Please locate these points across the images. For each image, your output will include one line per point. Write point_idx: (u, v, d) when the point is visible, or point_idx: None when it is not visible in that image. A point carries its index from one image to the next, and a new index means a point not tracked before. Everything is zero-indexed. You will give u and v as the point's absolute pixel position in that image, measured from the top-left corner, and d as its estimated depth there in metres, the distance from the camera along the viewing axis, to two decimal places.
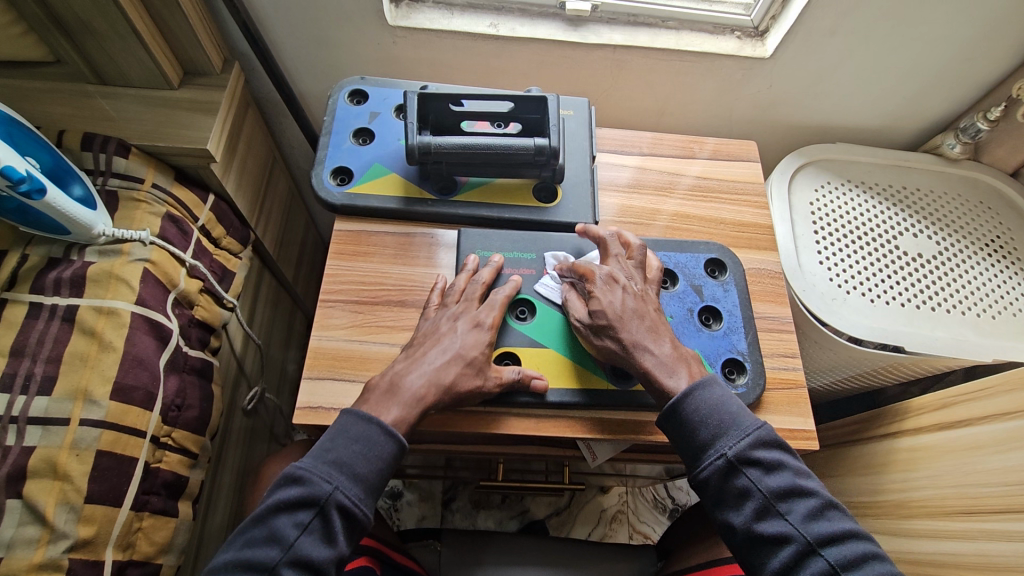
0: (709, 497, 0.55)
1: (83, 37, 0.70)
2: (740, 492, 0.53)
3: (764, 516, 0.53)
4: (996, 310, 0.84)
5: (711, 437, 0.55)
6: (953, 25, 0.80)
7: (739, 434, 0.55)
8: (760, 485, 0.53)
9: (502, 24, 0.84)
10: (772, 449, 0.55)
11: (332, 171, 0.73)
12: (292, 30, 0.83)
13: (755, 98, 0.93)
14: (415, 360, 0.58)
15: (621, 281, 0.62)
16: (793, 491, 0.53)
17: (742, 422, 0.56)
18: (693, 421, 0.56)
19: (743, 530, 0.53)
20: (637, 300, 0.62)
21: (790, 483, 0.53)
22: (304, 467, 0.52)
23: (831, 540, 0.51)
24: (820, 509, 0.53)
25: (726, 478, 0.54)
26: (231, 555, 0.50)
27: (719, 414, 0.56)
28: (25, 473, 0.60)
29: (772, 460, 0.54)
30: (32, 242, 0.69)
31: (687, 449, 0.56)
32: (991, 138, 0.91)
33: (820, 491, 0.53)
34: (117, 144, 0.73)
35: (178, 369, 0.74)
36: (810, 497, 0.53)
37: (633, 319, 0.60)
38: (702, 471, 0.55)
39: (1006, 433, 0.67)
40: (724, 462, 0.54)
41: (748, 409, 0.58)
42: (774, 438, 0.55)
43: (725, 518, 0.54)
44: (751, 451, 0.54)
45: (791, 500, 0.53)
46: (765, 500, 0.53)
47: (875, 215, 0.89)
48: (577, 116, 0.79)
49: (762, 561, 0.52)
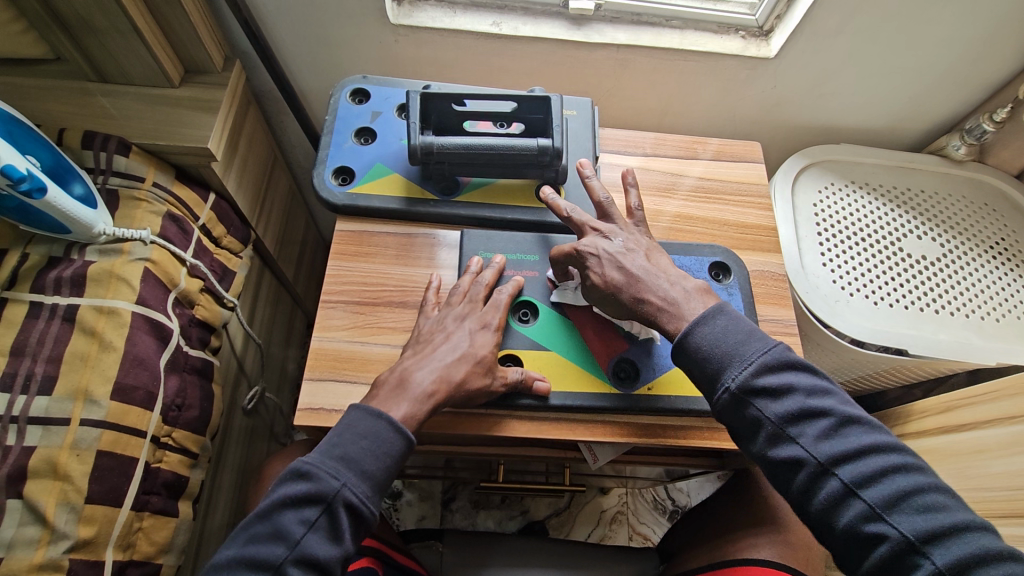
0: (726, 428, 0.56)
1: (83, 35, 0.69)
2: (751, 422, 0.54)
3: (777, 442, 0.53)
4: (999, 313, 0.83)
5: (716, 370, 0.55)
6: (959, 26, 0.79)
7: (742, 364, 0.55)
8: (769, 413, 0.53)
9: (505, 23, 0.83)
10: (781, 373, 0.54)
11: (334, 170, 0.73)
12: (294, 27, 0.83)
13: (759, 98, 0.92)
14: (424, 356, 0.58)
15: (601, 245, 0.63)
16: (804, 413, 0.52)
17: (745, 351, 0.55)
18: (697, 356, 0.56)
19: (759, 458, 0.53)
20: (623, 253, 0.62)
21: (799, 406, 0.52)
22: (312, 462, 0.52)
23: (845, 458, 0.50)
24: (834, 428, 0.52)
25: (735, 410, 0.54)
26: (233, 552, 0.50)
27: (721, 346, 0.56)
28: (25, 473, 0.60)
29: (779, 386, 0.53)
30: (32, 241, 0.69)
31: (698, 384, 0.57)
32: (997, 139, 0.90)
33: (835, 409, 0.52)
34: (118, 143, 0.72)
35: (179, 369, 0.74)
36: (823, 417, 0.52)
37: (624, 274, 0.61)
38: (713, 405, 0.55)
39: (1010, 437, 0.66)
40: (731, 395, 0.54)
41: (757, 333, 0.57)
42: (781, 361, 0.54)
43: (743, 448, 0.55)
44: (756, 379, 0.54)
45: (802, 424, 0.52)
46: (776, 427, 0.53)
47: (880, 217, 0.88)
48: (579, 116, 0.79)
49: (783, 487, 0.53)
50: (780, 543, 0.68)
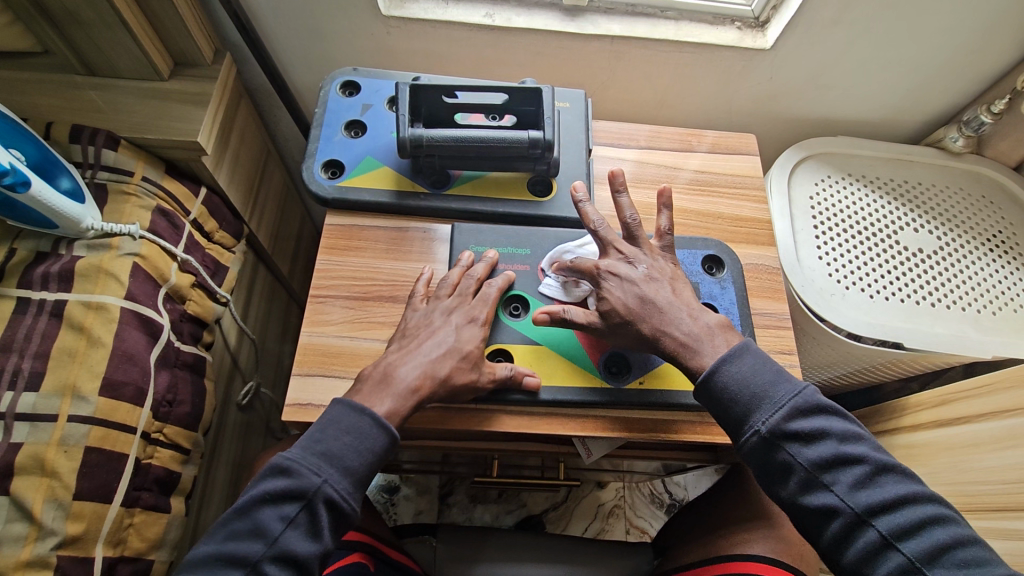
0: (754, 471, 0.55)
1: (70, 27, 0.68)
2: (783, 467, 0.53)
3: (811, 489, 0.53)
4: (996, 306, 0.83)
5: (746, 412, 0.55)
6: (956, 16, 0.79)
7: (773, 407, 0.54)
8: (802, 459, 0.53)
9: (499, 14, 0.83)
10: (812, 418, 0.54)
11: (323, 165, 0.72)
12: (284, 20, 0.82)
13: (755, 90, 0.92)
14: (409, 351, 0.58)
15: (621, 271, 0.61)
16: (837, 460, 0.52)
17: (777, 393, 0.55)
18: (726, 398, 0.56)
19: (791, 504, 0.53)
20: (645, 281, 0.60)
21: (832, 453, 0.53)
22: (293, 458, 0.51)
23: (882, 509, 0.51)
24: (869, 476, 0.52)
25: (766, 453, 0.54)
26: (211, 547, 0.50)
27: (751, 388, 0.55)
28: (12, 469, 0.59)
29: (812, 431, 0.53)
30: (20, 235, 0.68)
31: (724, 424, 0.57)
32: (995, 131, 0.89)
33: (869, 457, 0.52)
34: (106, 136, 0.72)
35: (170, 364, 0.73)
36: (857, 464, 0.52)
37: (644, 305, 0.59)
38: (741, 448, 0.55)
39: (1005, 431, 0.66)
40: (762, 439, 0.54)
41: (784, 373, 0.57)
42: (813, 405, 0.54)
43: (773, 493, 0.54)
44: (787, 423, 0.54)
45: (836, 470, 0.52)
46: (809, 473, 0.53)
47: (875, 210, 0.87)
48: (572, 108, 0.78)
49: (815, 533, 0.53)
50: (774, 538, 0.68)
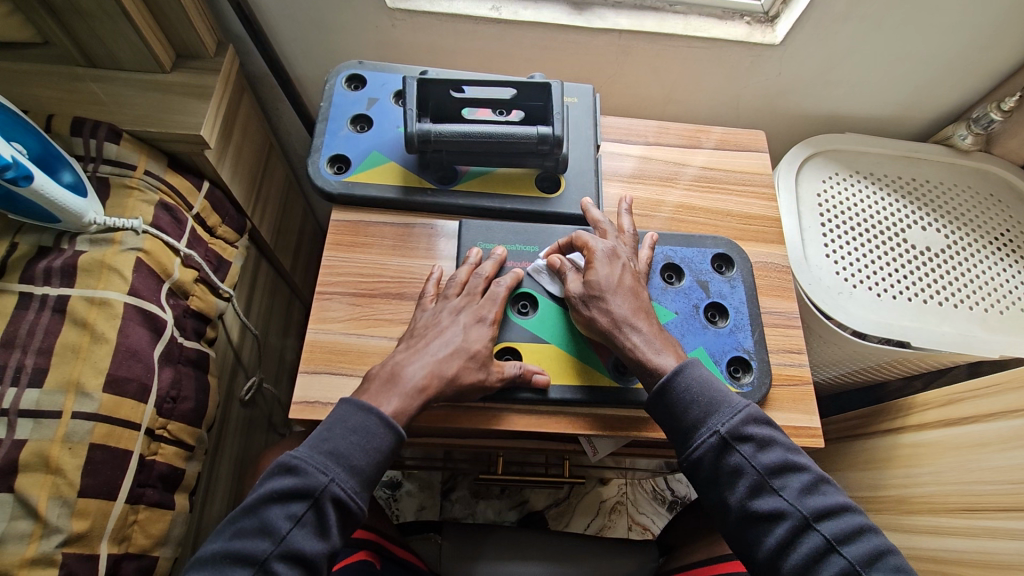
0: (702, 476, 0.54)
1: (71, 17, 0.67)
2: (733, 470, 0.53)
3: (759, 493, 0.52)
4: (1003, 306, 0.82)
5: (702, 415, 0.55)
6: (967, 13, 0.78)
7: (730, 411, 0.55)
8: (753, 462, 0.53)
9: (505, 7, 0.81)
10: (764, 427, 0.55)
11: (328, 160, 0.71)
12: (289, 12, 0.81)
13: (764, 86, 0.91)
14: (416, 350, 0.57)
15: (621, 258, 0.62)
16: (787, 466, 0.53)
17: (732, 400, 0.56)
18: (683, 400, 0.55)
19: (739, 509, 0.53)
20: (631, 277, 0.62)
21: (782, 459, 0.53)
22: (300, 456, 0.51)
23: (827, 514, 0.51)
24: (814, 484, 0.52)
25: (719, 456, 0.53)
26: (219, 545, 0.49)
27: (709, 393, 0.56)
28: (16, 467, 0.59)
29: (764, 437, 0.54)
30: (21, 229, 0.67)
31: (678, 428, 0.56)
32: (1004, 129, 0.88)
33: (813, 465, 0.53)
34: (108, 129, 0.71)
35: (173, 360, 0.73)
36: (803, 472, 0.53)
37: (623, 296, 0.60)
38: (695, 450, 0.54)
39: (1013, 431, 0.66)
40: (717, 440, 0.54)
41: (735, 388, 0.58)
42: (764, 415, 0.55)
43: (721, 498, 0.53)
44: (743, 427, 0.54)
45: (785, 476, 0.52)
46: (760, 477, 0.52)
47: (884, 208, 0.87)
48: (580, 104, 0.77)
49: (759, 540, 0.52)
50: None
